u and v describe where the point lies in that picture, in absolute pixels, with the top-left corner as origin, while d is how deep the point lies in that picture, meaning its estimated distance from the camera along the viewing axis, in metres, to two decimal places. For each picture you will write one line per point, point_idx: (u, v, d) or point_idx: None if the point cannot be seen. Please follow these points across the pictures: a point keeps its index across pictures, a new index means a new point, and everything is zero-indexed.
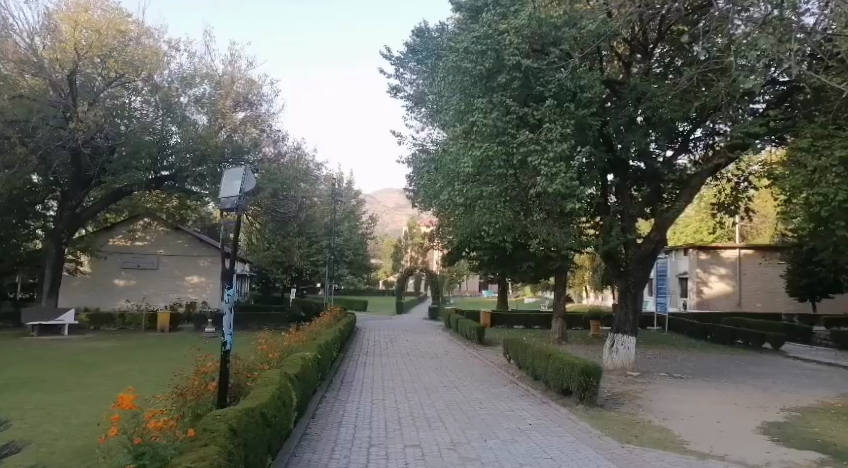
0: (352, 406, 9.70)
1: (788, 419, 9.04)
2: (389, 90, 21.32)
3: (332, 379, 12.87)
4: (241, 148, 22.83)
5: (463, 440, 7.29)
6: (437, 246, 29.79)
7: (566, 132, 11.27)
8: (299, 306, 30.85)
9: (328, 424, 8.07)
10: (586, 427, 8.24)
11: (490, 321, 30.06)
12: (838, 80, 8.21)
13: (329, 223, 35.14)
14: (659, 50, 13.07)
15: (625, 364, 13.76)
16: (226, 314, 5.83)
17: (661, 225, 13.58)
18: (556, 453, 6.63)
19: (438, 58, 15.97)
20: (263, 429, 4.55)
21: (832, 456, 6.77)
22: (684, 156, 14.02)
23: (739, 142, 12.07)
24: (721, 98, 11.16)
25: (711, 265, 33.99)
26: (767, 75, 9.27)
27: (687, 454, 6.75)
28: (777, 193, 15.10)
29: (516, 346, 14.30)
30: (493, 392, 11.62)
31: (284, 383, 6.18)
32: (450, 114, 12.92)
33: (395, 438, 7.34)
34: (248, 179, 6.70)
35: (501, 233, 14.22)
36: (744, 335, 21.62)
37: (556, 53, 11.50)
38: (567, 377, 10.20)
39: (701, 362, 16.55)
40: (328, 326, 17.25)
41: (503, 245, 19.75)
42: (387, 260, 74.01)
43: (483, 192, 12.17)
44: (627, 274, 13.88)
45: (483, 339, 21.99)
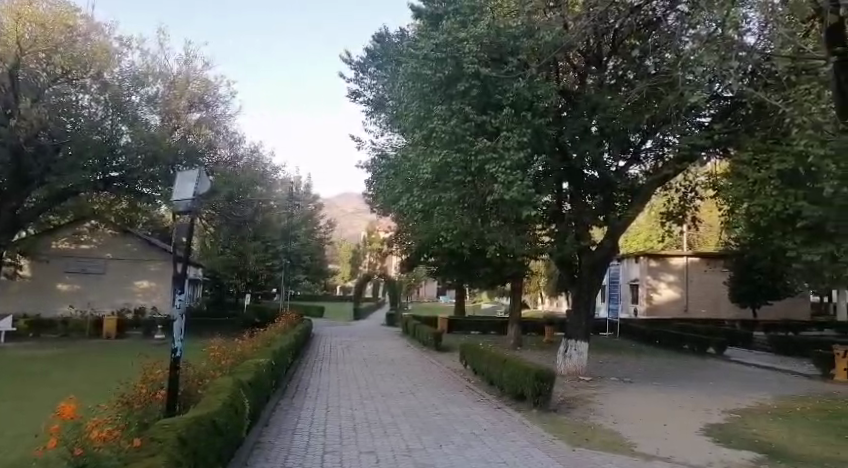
0: (307, 413, 9.61)
1: (730, 420, 9.42)
2: (348, 94, 21.21)
3: (287, 385, 12.71)
4: (195, 151, 22.43)
5: (417, 446, 7.33)
6: (394, 251, 29.79)
7: (524, 140, 11.38)
8: (253, 312, 30.36)
9: (281, 431, 7.98)
10: (539, 431, 8.41)
11: (447, 326, 30.20)
12: (778, 98, 8.60)
13: (285, 227, 34.69)
14: (612, 63, 13.26)
15: (578, 369, 14.08)
16: (176, 320, 5.69)
17: (612, 233, 13.96)
18: (509, 458, 6.73)
19: (398, 64, 16.18)
20: (214, 436, 4.47)
21: (768, 456, 7.09)
22: (636, 167, 14.46)
23: (686, 154, 12.57)
24: (670, 111, 11.60)
25: (660, 272, 35.13)
26: (712, 90, 9.60)
27: (633, 456, 6.97)
28: (722, 204, 15.76)
29: (472, 352, 14.45)
30: (448, 397, 11.72)
31: (237, 391, 6.06)
32: (409, 121, 13.01)
33: (349, 445, 7.31)
34: (201, 181, 6.56)
35: (459, 240, 14.33)
36: (690, 340, 22.42)
37: (514, 62, 11.67)
38: (521, 382, 10.35)
39: (650, 367, 17.07)
40: (284, 332, 17.06)
41: (461, 251, 19.88)
42: (344, 265, 73.58)
43: (442, 198, 12.29)
44: (580, 281, 14.20)
45: (440, 345, 22.14)
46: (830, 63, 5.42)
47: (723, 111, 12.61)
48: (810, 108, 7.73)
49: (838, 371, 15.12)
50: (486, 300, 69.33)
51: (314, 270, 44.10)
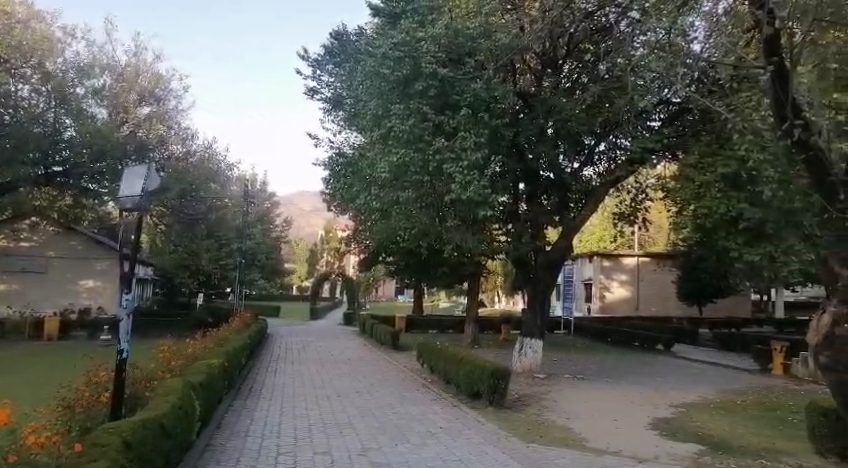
0: (262, 414, 9.46)
1: (676, 414, 9.75)
2: (306, 91, 20.96)
3: (240, 386, 12.48)
4: (144, 146, 21.88)
5: (374, 445, 7.32)
6: (352, 250, 29.62)
7: (481, 141, 11.49)
8: (206, 312, 29.73)
9: (235, 434, 7.84)
10: (494, 428, 8.51)
11: (405, 326, 30.18)
12: (723, 104, 8.93)
13: (240, 226, 34.00)
14: (567, 67, 13.48)
15: (533, 366, 14.31)
16: (123, 321, 5.52)
17: (567, 234, 14.26)
18: (463, 455, 6.79)
19: (356, 62, 16.15)
20: (161, 440, 4.36)
21: (710, 447, 7.36)
22: (590, 169, 14.79)
23: (637, 157, 12.94)
24: (622, 115, 11.91)
25: (613, 272, 36.00)
26: (662, 94, 9.90)
27: (585, 452, 7.11)
28: (671, 205, 16.29)
29: (429, 351, 14.51)
30: (405, 396, 11.75)
31: (187, 392, 5.92)
32: (367, 119, 12.97)
33: (304, 445, 7.25)
34: (150, 178, 6.39)
35: (417, 239, 14.36)
36: (640, 338, 23.12)
37: (471, 63, 11.78)
38: (477, 380, 10.46)
39: (603, 364, 17.48)
40: (238, 331, 16.77)
41: (419, 250, 19.94)
42: (301, 264, 72.99)
43: (399, 198, 12.30)
44: (535, 280, 14.44)
45: (397, 344, 22.14)
46: (763, 72, 4.85)
47: (671, 116, 12.99)
48: (752, 114, 8.07)
49: (776, 365, 15.86)
50: (444, 300, 69.71)
51: (270, 270, 43.47)
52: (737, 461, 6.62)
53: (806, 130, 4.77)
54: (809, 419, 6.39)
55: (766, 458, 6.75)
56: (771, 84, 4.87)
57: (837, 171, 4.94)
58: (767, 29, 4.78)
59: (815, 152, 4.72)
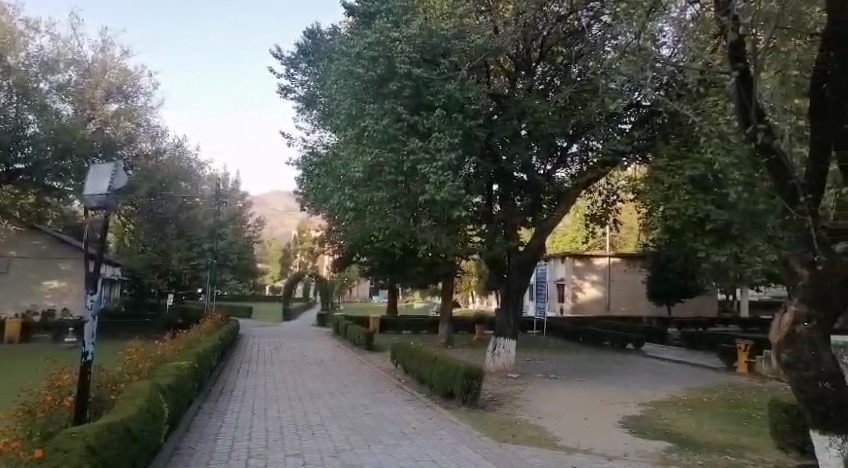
0: (232, 416, 9.33)
1: (645, 412, 9.91)
2: (279, 90, 20.75)
3: (212, 389, 12.29)
4: (112, 145, 21.43)
5: (346, 447, 7.28)
6: (326, 250, 29.44)
7: (455, 141, 11.54)
8: (176, 313, 29.21)
9: (204, 437, 7.72)
10: (466, 428, 8.53)
11: (379, 326, 30.11)
12: (692, 107, 9.10)
13: (212, 226, 33.49)
14: (540, 69, 13.53)
15: (505, 366, 14.39)
16: (88, 322, 5.40)
17: (540, 234, 14.38)
18: (436, 456, 6.80)
19: (330, 61, 16.07)
20: (127, 444, 4.28)
21: (677, 444, 7.51)
22: (562, 170, 14.94)
23: (608, 159, 13.12)
24: (594, 117, 12.05)
25: (585, 272, 36.48)
26: (632, 97, 10.05)
27: (556, 450, 7.18)
28: (640, 207, 16.58)
29: (402, 352, 14.51)
30: (378, 397, 11.73)
31: (155, 395, 5.81)
32: (340, 119, 12.90)
33: (275, 448, 7.17)
34: (118, 176, 6.29)
35: (391, 239, 14.33)
36: (611, 337, 23.47)
37: (445, 64, 11.80)
38: (450, 380, 10.48)
39: (574, 363, 17.69)
40: (208, 333, 16.50)
41: (393, 251, 19.90)
42: (274, 265, 72.32)
43: (373, 198, 12.26)
44: (509, 281, 14.53)
45: (371, 345, 22.07)
46: (728, 77, 5.01)
47: (641, 119, 13.19)
48: (718, 118, 8.25)
49: (741, 363, 16.22)
50: (418, 300, 69.77)
51: (242, 270, 42.95)
52: (702, 457, 6.75)
53: (770, 134, 4.87)
54: (772, 416, 6.52)
55: (731, 454, 6.88)
56: (735, 89, 5.00)
57: (798, 174, 5.06)
58: (732, 34, 4.89)
59: (776, 156, 4.84)
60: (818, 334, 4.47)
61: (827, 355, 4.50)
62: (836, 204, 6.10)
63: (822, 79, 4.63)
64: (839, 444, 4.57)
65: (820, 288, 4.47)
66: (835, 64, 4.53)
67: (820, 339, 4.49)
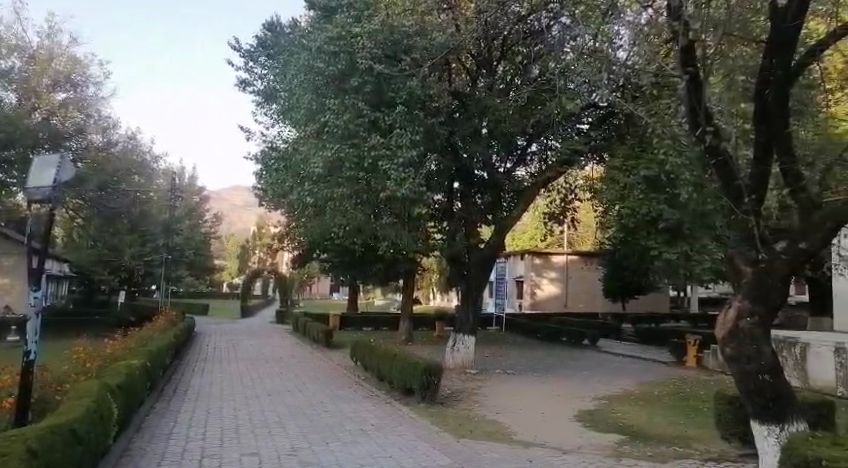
0: (186, 416, 9.14)
1: (599, 406, 10.14)
2: (236, 83, 20.33)
3: (165, 387, 11.99)
4: (59, 136, 20.73)
5: (303, 444, 7.22)
6: (286, 247, 29.05)
7: (416, 138, 11.56)
8: (127, 310, 28.41)
9: (156, 437, 7.55)
10: (424, 424, 8.57)
11: (338, 323, 29.90)
12: (647, 109, 9.34)
13: (166, 221, 32.56)
14: (501, 68, 13.52)
15: (465, 362, 14.50)
16: (32, 319, 5.19)
17: (500, 232, 14.52)
18: (395, 452, 6.81)
19: (290, 55, 15.85)
20: (73, 447, 4.14)
21: (629, 436, 7.70)
22: (522, 169, 15.10)
23: (566, 158, 13.34)
24: (553, 116, 12.23)
25: (543, 269, 37.10)
26: (589, 98, 10.25)
27: (512, 444, 7.30)
28: (597, 205, 16.92)
29: (362, 348, 14.45)
30: (337, 394, 11.66)
31: (103, 396, 5.63)
32: (300, 114, 12.71)
33: (230, 447, 7.05)
34: (63, 168, 6.06)
35: (351, 236, 14.20)
36: (568, 333, 23.93)
37: (407, 61, 11.79)
38: (409, 376, 10.50)
39: (531, 359, 17.96)
40: (163, 331, 16.06)
41: (353, 247, 19.80)
42: (232, 261, 71.15)
43: (333, 194, 12.09)
44: (469, 278, 14.61)
45: (330, 342, 21.92)
46: (680, 79, 5.16)
47: (599, 120, 13.45)
48: (670, 120, 8.46)
49: (690, 357, 16.77)
50: (379, 297, 69.68)
51: (198, 267, 42.02)
52: (652, 449, 6.96)
53: (717, 136, 5.05)
54: (717, 408, 6.76)
55: (679, 446, 7.11)
56: (686, 92, 5.16)
57: (744, 175, 5.25)
58: (682, 38, 5.07)
59: (724, 158, 5.03)
60: (760, 330, 4.66)
61: (768, 348, 4.68)
62: (779, 203, 6.35)
63: (765, 84, 4.85)
64: (776, 433, 4.76)
65: (761, 286, 4.66)
66: (777, 71, 4.75)
67: (762, 334, 4.68)
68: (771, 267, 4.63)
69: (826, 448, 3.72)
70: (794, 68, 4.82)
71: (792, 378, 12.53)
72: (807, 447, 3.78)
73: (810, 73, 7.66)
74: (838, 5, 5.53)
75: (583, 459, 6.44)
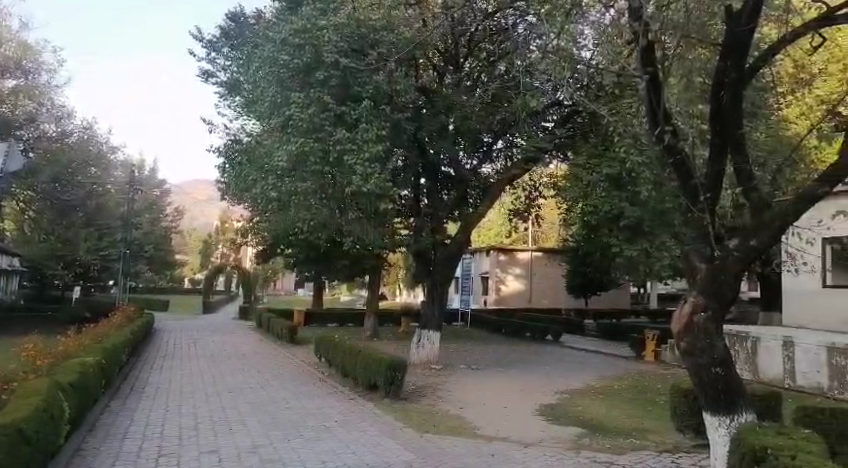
0: (143, 414, 8.92)
1: (561, 400, 10.28)
2: (199, 74, 19.88)
3: (121, 386, 11.62)
4: (10, 125, 19.92)
5: (264, 442, 7.11)
6: (249, 241, 28.58)
7: (382, 133, 11.52)
8: (82, 306, 27.56)
9: (111, 436, 7.35)
10: (388, 420, 8.55)
11: (303, 319, 29.59)
12: (610, 108, 9.51)
13: (124, 214, 31.70)
14: (468, 65, 13.56)
15: (430, 357, 14.51)
16: None
17: (465, 228, 14.56)
18: (358, 448, 6.79)
19: (254, 46, 15.58)
20: (20, 448, 3.99)
21: (589, 430, 7.84)
22: (488, 166, 15.20)
23: (531, 155, 13.48)
24: (518, 114, 12.33)
25: (508, 266, 37.47)
26: (553, 95, 10.35)
27: (476, 439, 7.35)
28: (561, 203, 17.15)
29: (326, 345, 14.32)
30: (300, 391, 11.53)
31: (55, 395, 5.43)
32: (265, 107, 12.48)
33: (188, 445, 6.90)
34: (13, 158, 5.77)
35: (316, 231, 14.03)
36: (532, 328, 24.21)
37: (374, 55, 11.74)
38: (374, 373, 10.46)
39: (495, 354, 18.11)
40: (119, 327, 15.59)
41: (318, 242, 19.61)
42: (194, 257, 69.76)
43: (298, 189, 11.89)
44: (435, 274, 14.64)
45: (294, 338, 21.68)
46: (640, 80, 5.24)
47: (563, 118, 13.65)
48: (631, 120, 8.63)
49: (649, 352, 17.17)
50: (345, 293, 69.26)
51: (159, 262, 40.94)
52: (610, 442, 7.08)
53: (674, 136, 5.16)
54: (671, 401, 6.93)
55: (636, 438, 7.27)
56: (646, 92, 5.25)
57: (701, 174, 5.37)
58: (642, 39, 5.16)
59: (681, 157, 5.14)
60: (714, 324, 4.78)
61: (720, 342, 4.80)
62: (733, 202, 6.54)
63: (720, 86, 4.98)
64: (727, 424, 4.90)
65: (715, 283, 4.77)
66: (731, 73, 4.89)
67: (715, 330, 4.80)
68: (725, 265, 4.76)
69: (773, 438, 3.86)
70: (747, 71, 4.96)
71: (744, 371, 12.96)
72: (756, 437, 3.91)
73: (763, 76, 7.87)
74: (790, 10, 5.68)
75: (544, 453, 6.52)
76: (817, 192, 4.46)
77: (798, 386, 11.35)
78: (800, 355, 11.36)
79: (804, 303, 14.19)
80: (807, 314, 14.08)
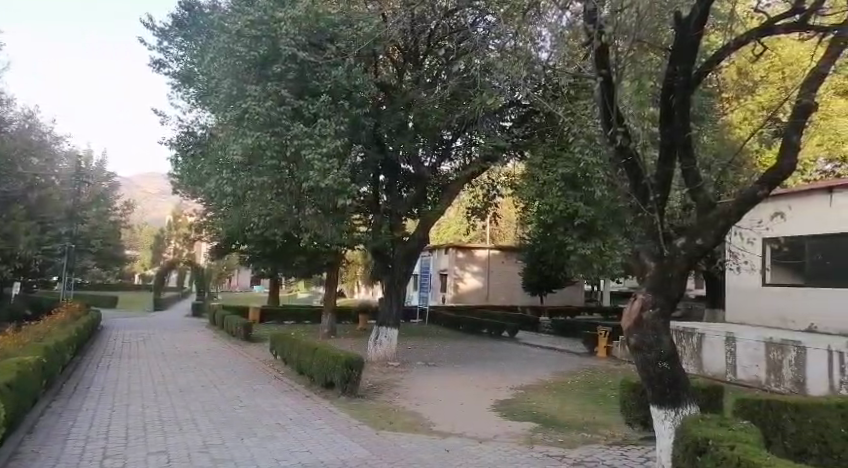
0: (86, 415, 8.59)
1: (516, 395, 10.44)
2: (150, 64, 19.26)
3: (64, 386, 11.15)
4: None
5: (215, 442, 6.95)
6: (203, 237, 27.94)
7: (340, 128, 11.43)
8: (23, 303, 26.40)
9: (51, 438, 7.06)
10: (345, 417, 8.48)
11: (259, 316, 29.08)
12: (567, 109, 9.66)
13: (70, 209, 30.57)
14: (428, 62, 13.57)
15: (387, 355, 14.47)
16: None
17: (423, 225, 14.58)
18: (312, 446, 6.70)
19: (208, 36, 15.18)
20: None
21: (542, 424, 7.97)
22: (448, 164, 15.24)
23: (489, 154, 13.59)
24: (477, 112, 12.41)
25: (466, 263, 37.78)
26: (512, 93, 10.43)
27: (431, 435, 7.38)
28: (518, 202, 17.34)
29: (282, 342, 14.11)
30: (254, 389, 11.32)
31: None
32: (219, 99, 12.17)
33: (135, 446, 6.70)
34: None
35: (272, 227, 13.79)
36: (489, 325, 24.47)
37: (332, 50, 11.62)
38: (330, 369, 10.37)
39: (452, 351, 18.20)
40: (63, 325, 14.98)
41: (275, 239, 19.35)
42: (145, 252, 67.87)
43: (254, 183, 11.65)
44: (393, 271, 14.60)
45: (250, 336, 21.32)
46: (595, 82, 5.38)
47: (521, 117, 13.82)
48: (585, 121, 8.79)
49: (600, 348, 17.61)
50: (302, 290, 68.45)
51: (107, 257, 39.59)
52: (562, 436, 7.21)
53: (626, 137, 5.30)
54: (621, 396, 7.11)
55: (587, 431, 7.43)
56: (599, 93, 5.38)
57: (652, 175, 5.50)
58: (596, 42, 5.30)
59: (632, 158, 5.28)
60: (662, 319, 4.91)
61: (668, 337, 4.95)
62: (681, 203, 6.72)
63: (669, 90, 5.13)
64: (672, 417, 5.03)
65: (662, 280, 4.92)
66: (680, 77, 5.04)
67: (662, 326, 4.93)
68: (673, 264, 4.90)
69: (714, 429, 4.00)
70: (695, 77, 5.13)
71: (689, 366, 13.40)
72: (698, 428, 4.05)
73: (709, 82, 8.15)
74: (734, 18, 5.87)
75: (498, 448, 6.59)
76: (757, 193, 4.63)
77: (739, 380, 11.81)
78: (741, 350, 11.82)
79: (745, 301, 14.76)
80: (748, 311, 14.66)
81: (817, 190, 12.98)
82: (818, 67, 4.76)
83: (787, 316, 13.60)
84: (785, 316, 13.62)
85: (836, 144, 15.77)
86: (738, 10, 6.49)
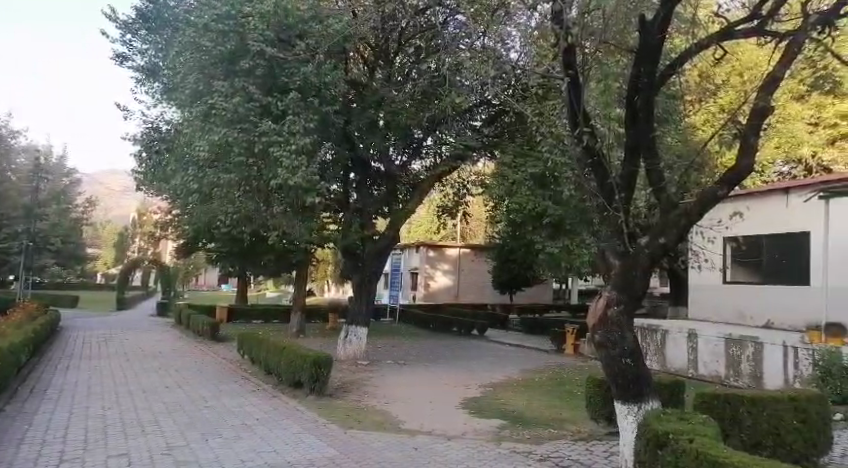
0: (44, 418, 8.34)
1: (484, 393, 10.50)
2: (113, 57, 18.73)
3: (20, 388, 10.80)
4: None
5: (179, 443, 6.83)
6: (169, 235, 27.39)
7: (309, 125, 11.28)
8: None
9: (6, 442, 6.84)
10: (313, 416, 8.40)
11: (226, 315, 28.65)
12: (535, 108, 9.75)
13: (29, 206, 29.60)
14: (399, 60, 13.52)
15: (356, 354, 14.39)
16: None
17: (393, 223, 14.53)
18: (279, 446, 6.63)
19: (173, 30, 14.83)
20: None
21: (509, 421, 8.03)
22: (418, 163, 15.20)
23: (459, 153, 13.60)
24: (448, 110, 12.40)
25: (436, 262, 37.87)
26: (481, 92, 10.45)
27: (400, 433, 7.38)
28: (487, 201, 17.44)
29: (250, 342, 13.93)
30: (219, 389, 11.15)
31: None
32: (185, 94, 11.92)
33: (94, 449, 6.53)
34: None
35: (239, 224, 13.61)
36: (459, 323, 24.55)
37: (302, 46, 11.45)
38: (298, 368, 10.28)
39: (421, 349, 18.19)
40: (20, 325, 14.51)
41: (243, 237, 19.05)
42: (107, 250, 66.16)
43: (222, 180, 11.46)
44: (363, 269, 14.51)
45: (217, 335, 20.97)
46: (562, 82, 5.41)
47: (490, 117, 13.89)
48: (552, 121, 8.90)
49: (568, 345, 17.83)
50: (271, 289, 67.65)
51: (68, 256, 38.46)
52: (530, 432, 7.28)
53: (592, 136, 5.37)
54: (587, 392, 7.21)
55: (554, 428, 7.52)
56: (567, 93, 5.42)
57: (618, 175, 5.58)
58: (563, 42, 5.33)
59: (598, 158, 5.35)
60: (625, 316, 5.00)
61: (631, 334, 5.04)
62: (645, 203, 6.82)
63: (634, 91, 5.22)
64: (635, 412, 5.13)
65: (625, 276, 5.01)
66: (644, 79, 5.15)
67: (626, 323, 5.02)
68: (636, 262, 4.97)
69: (674, 423, 4.09)
70: (658, 78, 5.21)
71: (653, 362, 13.67)
72: (659, 423, 4.13)
73: (673, 83, 8.27)
74: (696, 22, 5.99)
75: (466, 445, 6.62)
76: (717, 193, 4.74)
77: (701, 375, 12.10)
78: (703, 346, 12.11)
79: (707, 299, 15.11)
80: (709, 308, 15.02)
81: (775, 191, 13.36)
82: (775, 70, 4.87)
83: (745, 313, 13.99)
84: (744, 313, 14.01)
85: (792, 146, 16.45)
86: (700, 14, 6.63)
